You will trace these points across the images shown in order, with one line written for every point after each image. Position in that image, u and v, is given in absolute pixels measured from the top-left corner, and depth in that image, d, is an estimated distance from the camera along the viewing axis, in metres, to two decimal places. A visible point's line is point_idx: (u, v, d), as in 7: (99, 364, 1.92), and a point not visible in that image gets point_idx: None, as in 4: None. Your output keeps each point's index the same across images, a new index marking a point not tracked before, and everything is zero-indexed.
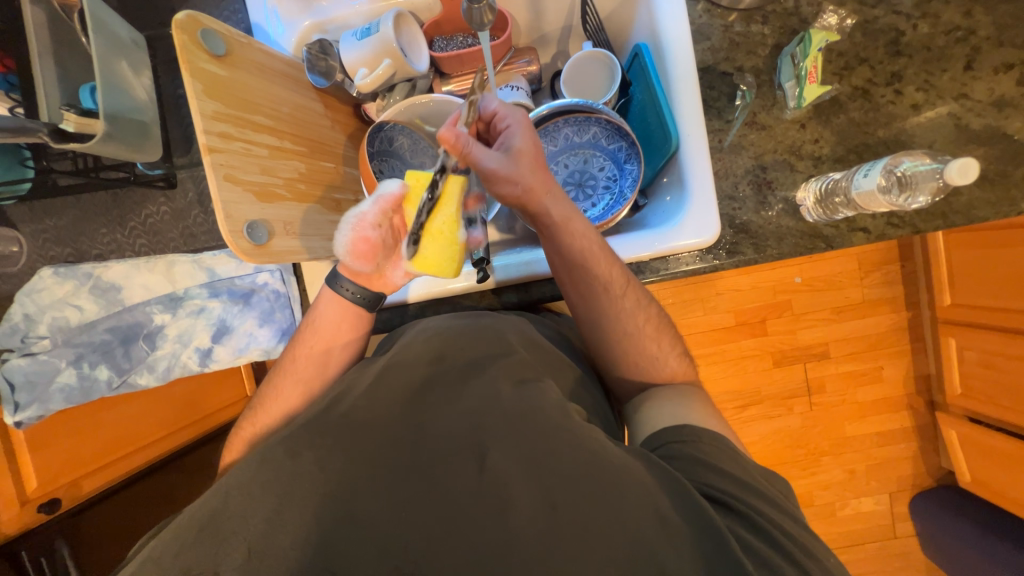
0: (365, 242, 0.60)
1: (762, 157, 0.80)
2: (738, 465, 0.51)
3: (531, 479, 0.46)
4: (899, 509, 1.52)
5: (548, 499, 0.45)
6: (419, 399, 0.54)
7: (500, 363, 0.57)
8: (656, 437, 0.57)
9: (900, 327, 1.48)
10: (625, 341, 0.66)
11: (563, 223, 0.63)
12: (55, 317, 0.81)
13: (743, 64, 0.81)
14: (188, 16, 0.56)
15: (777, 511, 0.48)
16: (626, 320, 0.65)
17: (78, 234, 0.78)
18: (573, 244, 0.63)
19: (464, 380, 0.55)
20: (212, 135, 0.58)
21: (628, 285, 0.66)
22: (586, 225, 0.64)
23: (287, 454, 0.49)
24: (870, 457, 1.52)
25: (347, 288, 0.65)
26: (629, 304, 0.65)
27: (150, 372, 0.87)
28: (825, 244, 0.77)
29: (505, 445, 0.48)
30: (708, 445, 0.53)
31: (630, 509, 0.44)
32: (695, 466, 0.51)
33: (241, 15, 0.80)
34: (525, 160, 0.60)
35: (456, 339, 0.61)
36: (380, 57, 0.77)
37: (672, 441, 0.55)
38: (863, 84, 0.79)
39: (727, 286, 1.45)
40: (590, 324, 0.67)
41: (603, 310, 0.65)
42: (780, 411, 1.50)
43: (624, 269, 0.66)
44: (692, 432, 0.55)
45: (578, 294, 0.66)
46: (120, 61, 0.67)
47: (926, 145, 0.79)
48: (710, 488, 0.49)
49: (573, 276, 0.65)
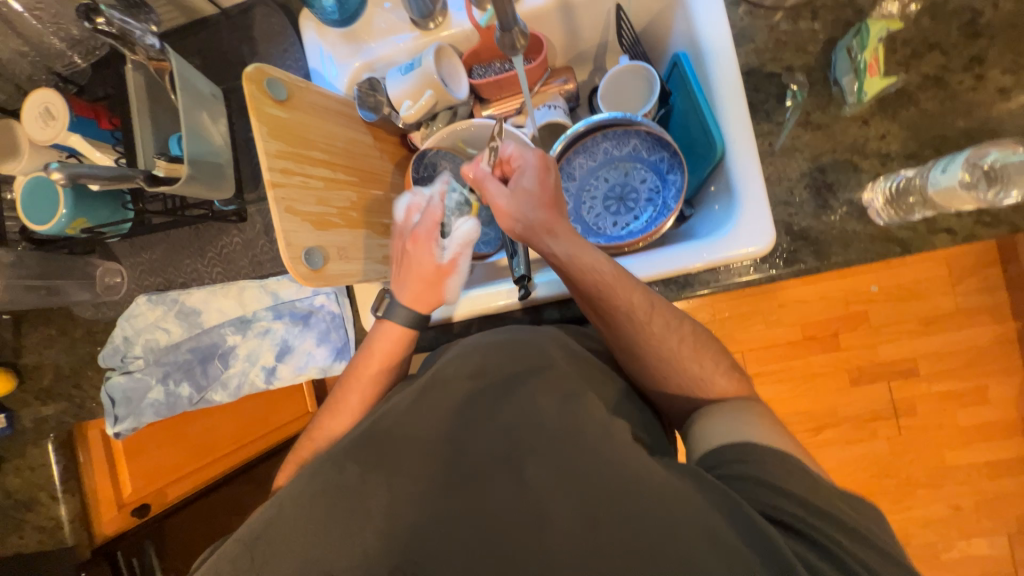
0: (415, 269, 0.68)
1: (819, 158, 0.74)
2: (805, 484, 0.48)
3: (571, 494, 0.48)
4: (1021, 555, 1.30)
5: (590, 515, 0.46)
6: (461, 413, 0.54)
7: (541, 379, 0.55)
8: (711, 456, 0.54)
9: (1006, 339, 1.29)
10: (674, 357, 0.63)
11: (567, 259, 0.63)
12: (149, 339, 0.91)
13: (792, 63, 0.77)
14: (256, 69, 0.64)
15: (848, 546, 0.44)
16: (660, 340, 0.62)
17: (167, 266, 0.91)
18: (585, 275, 0.62)
19: (503, 397, 0.55)
20: (275, 172, 0.64)
21: (651, 307, 0.63)
22: (596, 256, 0.63)
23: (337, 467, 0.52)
24: (980, 491, 1.31)
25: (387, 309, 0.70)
26: (657, 325, 0.63)
27: (224, 389, 0.94)
28: (901, 249, 0.70)
29: (545, 460, 0.50)
30: (772, 465, 0.50)
31: (678, 527, 0.44)
32: (755, 489, 0.48)
33: (301, 63, 0.89)
34: (528, 199, 0.63)
35: (494, 354, 0.58)
36: (423, 88, 0.82)
37: (728, 460, 0.52)
38: (935, 71, 0.72)
39: (790, 297, 1.34)
40: (622, 350, 0.64)
41: (629, 336, 0.63)
42: (862, 435, 1.35)
43: (644, 292, 0.63)
44: (756, 453, 0.51)
45: (599, 321, 0.64)
46: (202, 113, 0.77)
47: (1020, 132, 0.70)
48: (776, 511, 0.47)
49: (592, 305, 0.64)
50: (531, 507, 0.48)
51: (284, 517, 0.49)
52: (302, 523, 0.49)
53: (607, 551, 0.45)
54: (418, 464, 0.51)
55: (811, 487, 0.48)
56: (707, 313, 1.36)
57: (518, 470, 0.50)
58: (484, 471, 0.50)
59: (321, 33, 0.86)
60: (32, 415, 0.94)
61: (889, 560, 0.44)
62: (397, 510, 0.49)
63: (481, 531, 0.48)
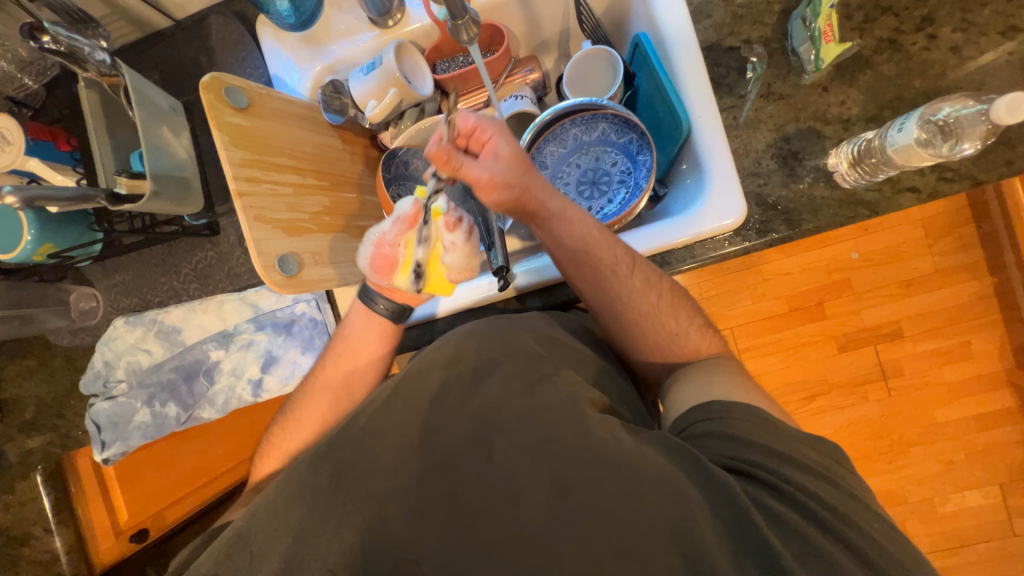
0: (387, 258, 0.62)
1: (783, 128, 0.75)
2: (773, 435, 0.49)
3: (541, 468, 0.49)
4: (1014, 502, 1.33)
5: (559, 485, 0.48)
6: (437, 402, 0.56)
7: (513, 364, 0.58)
8: (684, 418, 0.56)
9: (984, 293, 1.32)
10: (653, 333, 0.64)
11: (558, 213, 0.63)
12: (130, 361, 0.90)
13: (749, 36, 0.78)
14: (213, 78, 0.63)
15: (822, 498, 0.45)
16: (641, 297, 0.63)
17: (142, 286, 0.90)
18: (572, 231, 0.63)
19: (479, 382, 0.57)
20: (241, 181, 0.63)
21: (634, 264, 0.64)
22: (583, 213, 0.65)
23: (319, 464, 0.53)
24: (969, 445, 1.35)
25: (381, 305, 0.68)
26: (639, 282, 0.63)
27: (211, 406, 0.93)
28: (868, 211, 0.71)
29: (517, 438, 0.51)
30: (737, 420, 0.51)
31: (643, 488, 0.46)
32: (731, 444, 0.49)
33: (261, 71, 0.88)
34: (519, 163, 0.60)
35: (471, 343, 0.61)
36: (386, 87, 0.82)
37: (698, 420, 0.53)
38: (889, 34, 0.74)
39: (772, 270, 1.36)
40: (604, 309, 0.65)
41: (614, 293, 0.63)
42: (853, 399, 1.38)
43: (628, 249, 0.65)
44: (720, 408, 0.52)
45: (583, 280, 0.64)
46: (162, 127, 0.76)
47: (976, 87, 0.71)
48: (739, 463, 0.48)
49: (576, 264, 0.64)
50: (509, 486, 0.48)
51: (271, 516, 0.50)
52: (289, 522, 0.50)
53: (581, 520, 0.46)
54: (398, 455, 0.52)
55: (777, 437, 0.49)
56: (694, 291, 1.37)
57: (490, 449, 0.51)
58: (463, 455, 0.51)
59: (280, 38, 0.85)
60: (17, 449, 0.93)
61: (863, 509, 0.46)
62: (382, 501, 0.50)
63: (460, 515, 0.48)
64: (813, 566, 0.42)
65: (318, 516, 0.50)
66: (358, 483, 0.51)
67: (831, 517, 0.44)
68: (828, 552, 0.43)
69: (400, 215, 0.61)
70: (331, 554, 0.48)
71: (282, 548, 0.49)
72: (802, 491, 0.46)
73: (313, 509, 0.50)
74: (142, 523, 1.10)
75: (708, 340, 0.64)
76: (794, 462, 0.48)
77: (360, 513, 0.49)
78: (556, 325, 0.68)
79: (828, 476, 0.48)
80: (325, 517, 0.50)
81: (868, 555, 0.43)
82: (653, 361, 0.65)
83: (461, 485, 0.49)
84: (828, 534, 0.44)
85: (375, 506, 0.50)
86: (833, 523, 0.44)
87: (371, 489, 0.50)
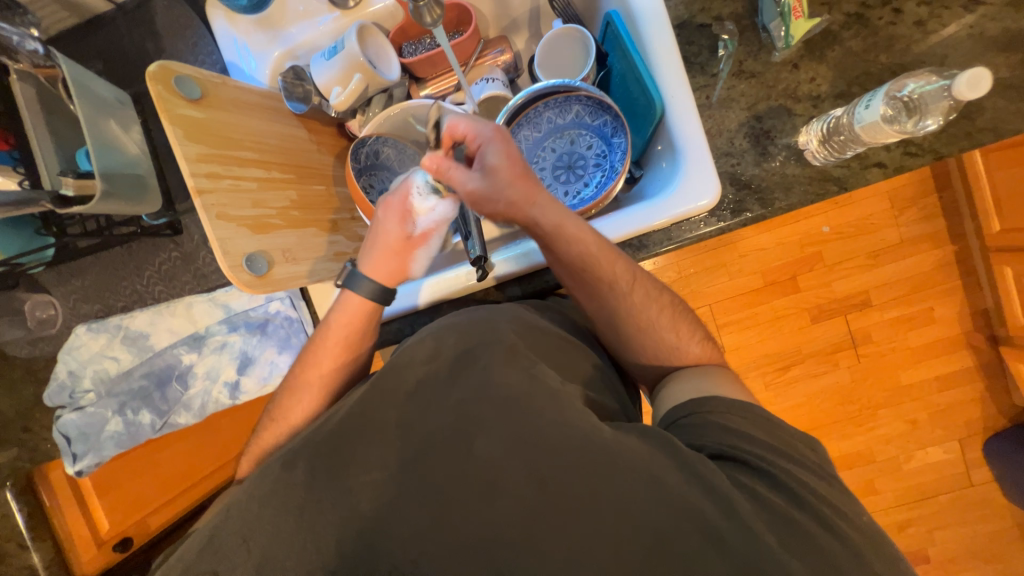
0: (429, 250, 0.70)
1: (755, 107, 0.76)
2: (764, 429, 0.52)
3: (515, 456, 0.49)
4: (972, 456, 1.42)
5: (534, 471, 0.48)
6: (408, 393, 0.56)
7: (491, 353, 0.57)
8: (677, 409, 0.57)
9: (947, 262, 1.37)
10: (632, 325, 0.64)
11: (554, 229, 0.62)
12: (96, 369, 0.86)
13: (721, 13, 0.77)
14: (159, 67, 0.58)
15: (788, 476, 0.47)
16: (641, 309, 0.63)
17: (103, 291, 0.85)
18: (569, 248, 0.62)
19: (455, 371, 0.57)
20: (199, 178, 0.60)
21: (635, 279, 0.64)
22: (581, 227, 0.62)
23: (291, 462, 0.53)
24: (932, 405, 1.43)
25: (370, 286, 0.68)
26: (639, 296, 0.64)
27: (187, 410, 0.92)
28: (838, 187, 0.72)
29: (493, 427, 0.51)
30: (729, 414, 0.53)
31: (615, 472, 0.47)
32: (717, 432, 0.52)
33: (216, 57, 0.83)
34: (501, 176, 0.60)
35: (449, 336, 0.61)
36: (350, 73, 0.78)
37: (692, 411, 0.55)
38: (857, 9, 0.74)
39: (748, 246, 1.39)
40: (602, 320, 0.66)
41: (611, 306, 0.64)
42: (826, 367, 1.43)
43: (628, 262, 0.64)
44: (713, 403, 0.55)
45: (583, 294, 0.65)
46: (109, 121, 0.71)
47: (939, 61, 0.72)
48: (727, 450, 0.50)
49: (574, 278, 0.64)
50: (488, 475, 0.49)
51: (245, 514, 0.50)
52: (265, 526, 0.49)
53: (554, 502, 0.47)
54: (372, 451, 0.52)
55: (767, 430, 0.52)
56: (674, 271, 1.40)
57: (468, 439, 0.51)
58: (440, 444, 0.51)
59: (231, 20, 0.80)
60: None
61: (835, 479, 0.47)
62: (361, 491, 0.50)
63: (439, 505, 0.48)
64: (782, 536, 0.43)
65: (295, 513, 0.50)
66: (336, 481, 0.51)
67: (795, 489, 0.46)
68: (794, 522, 0.45)
69: (448, 218, 0.69)
70: (312, 549, 0.48)
71: (258, 550, 0.48)
72: (768, 467, 0.48)
73: (290, 509, 0.50)
74: (125, 532, 1.08)
75: (685, 329, 0.65)
76: (776, 452, 0.50)
77: (340, 505, 0.50)
78: (534, 313, 0.68)
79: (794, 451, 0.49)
80: (298, 513, 0.49)
81: (834, 527, 0.45)
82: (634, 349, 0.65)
83: (439, 474, 0.49)
84: (792, 506, 0.46)
85: (352, 499, 0.50)
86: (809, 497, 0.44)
87: (348, 481, 0.51)
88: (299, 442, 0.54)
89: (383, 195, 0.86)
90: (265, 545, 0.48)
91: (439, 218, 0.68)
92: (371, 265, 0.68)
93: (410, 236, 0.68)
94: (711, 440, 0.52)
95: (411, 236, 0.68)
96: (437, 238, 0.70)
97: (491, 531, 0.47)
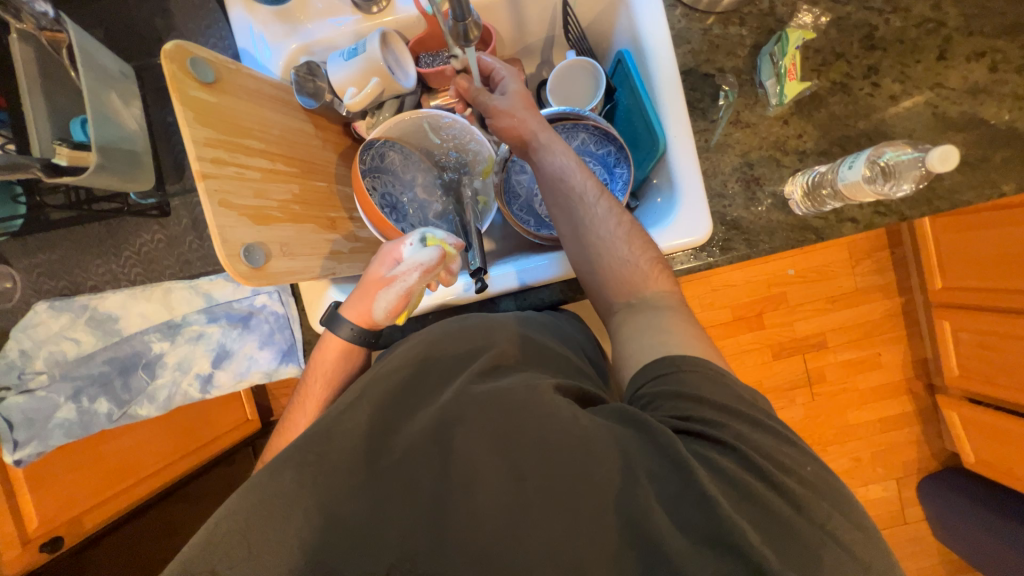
0: (404, 299, 0.68)
1: (748, 155, 0.81)
2: (722, 391, 0.51)
3: (509, 466, 0.49)
4: (908, 495, 1.53)
5: (528, 482, 0.48)
6: (403, 398, 0.56)
7: (479, 360, 0.59)
8: (637, 377, 0.56)
9: (896, 312, 1.50)
10: (600, 258, 0.66)
11: (544, 143, 0.71)
12: (52, 351, 0.81)
13: (723, 65, 0.83)
14: (176, 46, 0.57)
15: None
16: (600, 220, 0.67)
17: (72, 267, 0.80)
18: (551, 159, 0.70)
19: (450, 381, 0.58)
20: (205, 162, 0.58)
21: (601, 193, 0.69)
22: (564, 147, 0.72)
23: (282, 461, 0.51)
24: (876, 444, 1.53)
25: (348, 328, 0.69)
26: (603, 210, 0.68)
27: (151, 402, 0.87)
28: (815, 236, 0.79)
29: (489, 435, 0.51)
30: (687, 372, 0.52)
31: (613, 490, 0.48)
32: (673, 398, 0.51)
33: (228, 42, 0.82)
34: (518, 98, 0.73)
35: (437, 333, 0.63)
36: (368, 75, 0.79)
37: (653, 376, 0.54)
38: (841, 78, 0.82)
39: (722, 281, 1.47)
40: (569, 231, 0.68)
41: (579, 217, 0.68)
42: (785, 403, 1.51)
43: (598, 181, 0.70)
44: (672, 362, 0.54)
45: (557, 209, 0.69)
46: (110, 93, 0.71)
47: (906, 134, 0.81)
48: (687, 418, 0.49)
49: (552, 191, 0.70)
50: (483, 483, 0.49)
51: (227, 513, 0.48)
52: (246, 526, 0.47)
53: (547, 514, 0.46)
54: (367, 455, 0.51)
55: (722, 392, 0.51)
56: None
57: (467, 447, 0.51)
58: (437, 448, 0.51)
59: (251, 10, 0.80)
60: None
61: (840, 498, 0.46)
62: (351, 493, 0.49)
63: (432, 511, 0.48)
64: (778, 555, 0.43)
65: (278, 513, 0.48)
66: (325, 483, 0.49)
67: None
68: None
69: (428, 270, 0.67)
70: (297, 551, 0.47)
71: (236, 551, 0.46)
72: None
73: (274, 509, 0.48)
74: (55, 531, 0.96)
75: (636, 244, 0.66)
76: (733, 413, 0.50)
77: (328, 504, 0.48)
78: (531, 325, 0.69)
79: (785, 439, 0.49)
80: (284, 510, 0.48)
81: None
82: (596, 276, 0.66)
83: (434, 480, 0.49)
84: None
85: (342, 499, 0.49)
86: (802, 516, 0.44)
87: (336, 485, 0.50)
88: (287, 447, 0.53)
89: (384, 198, 0.84)
90: (244, 546, 0.46)
91: (417, 268, 0.67)
92: (350, 308, 0.69)
93: (389, 280, 0.68)
94: (669, 409, 0.51)
95: (388, 277, 0.68)
96: (416, 288, 0.68)
97: (480, 541, 0.46)
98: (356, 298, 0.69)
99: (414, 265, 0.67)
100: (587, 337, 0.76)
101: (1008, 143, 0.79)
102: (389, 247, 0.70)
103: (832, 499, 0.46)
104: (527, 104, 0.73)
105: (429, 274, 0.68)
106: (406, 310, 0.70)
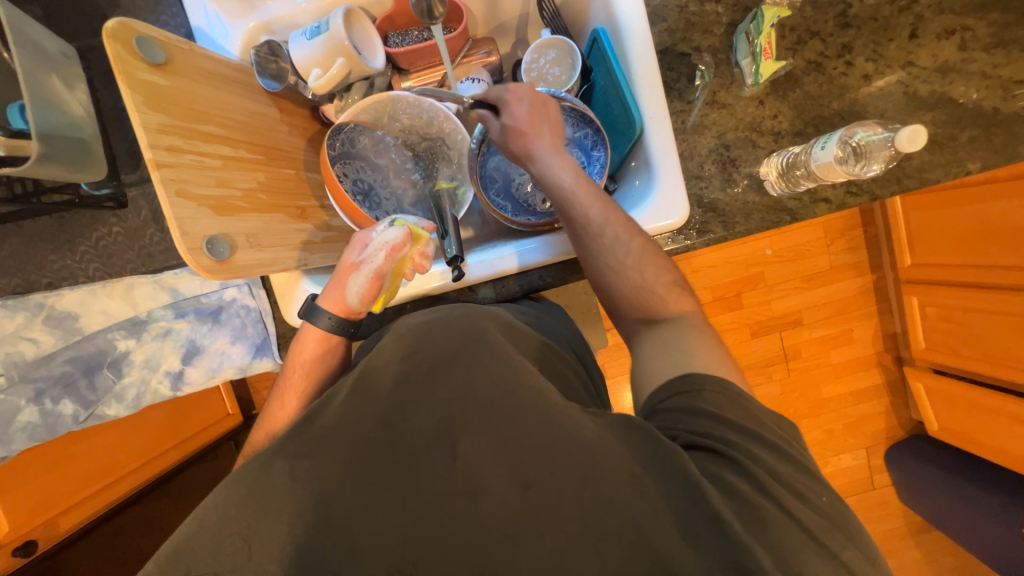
0: (374, 282, 0.66)
1: (724, 136, 0.81)
2: (743, 412, 0.51)
3: (493, 458, 0.49)
4: (876, 463, 1.60)
5: (515, 476, 0.48)
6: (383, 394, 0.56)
7: (469, 346, 0.59)
8: (658, 391, 0.55)
9: (867, 289, 1.54)
10: (614, 284, 0.65)
11: (544, 171, 0.67)
12: (8, 353, 0.77)
13: (699, 44, 0.82)
14: (120, 23, 0.52)
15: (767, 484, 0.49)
16: (608, 250, 0.64)
17: (25, 263, 0.75)
18: (550, 187, 0.67)
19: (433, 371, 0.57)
20: (158, 149, 0.54)
21: (607, 217, 0.65)
22: (563, 170, 0.66)
23: (265, 464, 0.51)
24: (847, 416, 1.59)
25: (326, 318, 0.67)
26: (610, 237, 0.64)
27: (120, 402, 0.85)
28: (789, 217, 0.79)
29: (473, 428, 0.51)
30: (709, 393, 0.52)
31: (600, 480, 0.47)
32: (693, 416, 0.51)
33: (180, 19, 0.77)
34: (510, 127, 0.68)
35: (426, 332, 0.62)
36: (332, 56, 0.76)
37: (672, 394, 0.54)
38: (816, 57, 0.81)
39: (701, 264, 1.48)
40: (581, 259, 0.67)
41: (585, 247, 0.66)
42: (761, 379, 1.56)
43: (604, 202, 0.65)
44: (697, 380, 0.53)
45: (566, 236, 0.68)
46: (51, 76, 0.67)
47: (879, 113, 0.81)
48: (701, 437, 0.49)
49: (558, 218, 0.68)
50: (461, 476, 0.48)
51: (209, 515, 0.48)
52: (225, 523, 0.47)
53: (534, 505, 0.46)
54: (353, 454, 0.51)
55: (746, 413, 0.51)
56: None
57: (446, 437, 0.50)
58: (419, 442, 0.51)
59: None
60: None
61: (807, 475, 0.48)
62: (331, 488, 0.49)
63: (412, 504, 0.48)
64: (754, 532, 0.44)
65: (268, 516, 0.48)
66: (310, 483, 0.49)
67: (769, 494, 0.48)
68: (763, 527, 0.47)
69: (393, 245, 0.66)
70: (276, 548, 0.46)
71: (216, 551, 0.46)
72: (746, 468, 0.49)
73: (262, 511, 0.48)
74: (28, 534, 0.91)
75: (649, 269, 0.63)
76: (753, 437, 0.49)
77: (308, 500, 0.48)
78: (514, 316, 0.69)
79: (783, 447, 0.49)
80: (264, 507, 0.48)
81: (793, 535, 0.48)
82: (611, 301, 0.66)
83: (414, 474, 0.49)
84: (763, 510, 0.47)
85: (323, 494, 0.49)
86: (778, 493, 0.45)
87: (322, 485, 0.49)
88: (276, 443, 0.52)
89: (357, 185, 0.82)
90: (232, 548, 0.46)
91: (382, 246, 0.66)
92: (325, 297, 0.68)
93: (359, 263, 0.67)
94: (687, 424, 0.51)
95: (358, 262, 0.67)
96: (386, 269, 0.67)
97: (464, 535, 0.46)
98: (330, 287, 0.68)
99: (380, 244, 0.66)
100: (567, 324, 0.77)
101: (974, 122, 0.80)
102: (358, 236, 0.69)
103: (799, 477, 0.47)
104: (529, 125, 0.67)
105: (396, 251, 0.67)
106: (381, 295, 0.69)
